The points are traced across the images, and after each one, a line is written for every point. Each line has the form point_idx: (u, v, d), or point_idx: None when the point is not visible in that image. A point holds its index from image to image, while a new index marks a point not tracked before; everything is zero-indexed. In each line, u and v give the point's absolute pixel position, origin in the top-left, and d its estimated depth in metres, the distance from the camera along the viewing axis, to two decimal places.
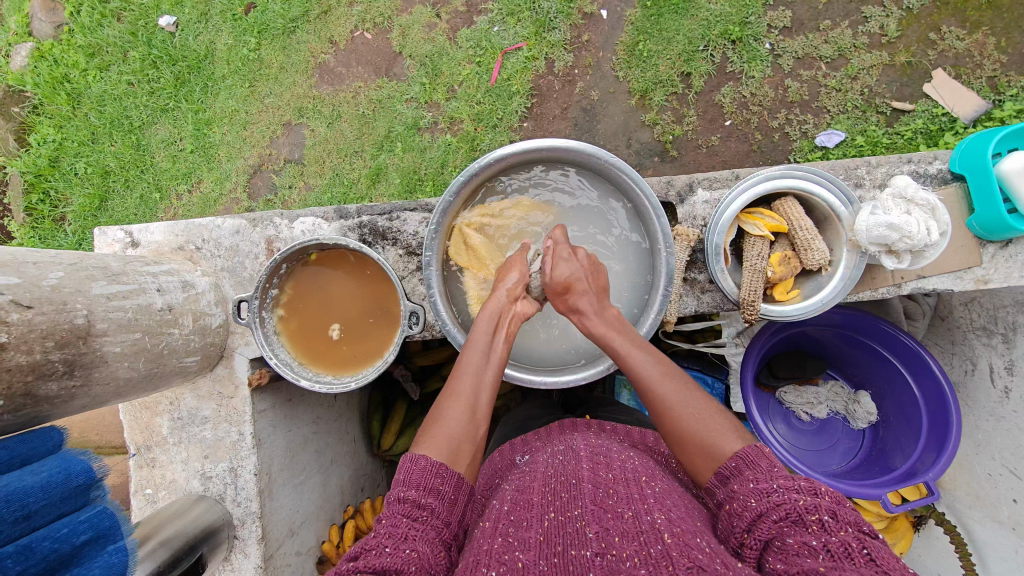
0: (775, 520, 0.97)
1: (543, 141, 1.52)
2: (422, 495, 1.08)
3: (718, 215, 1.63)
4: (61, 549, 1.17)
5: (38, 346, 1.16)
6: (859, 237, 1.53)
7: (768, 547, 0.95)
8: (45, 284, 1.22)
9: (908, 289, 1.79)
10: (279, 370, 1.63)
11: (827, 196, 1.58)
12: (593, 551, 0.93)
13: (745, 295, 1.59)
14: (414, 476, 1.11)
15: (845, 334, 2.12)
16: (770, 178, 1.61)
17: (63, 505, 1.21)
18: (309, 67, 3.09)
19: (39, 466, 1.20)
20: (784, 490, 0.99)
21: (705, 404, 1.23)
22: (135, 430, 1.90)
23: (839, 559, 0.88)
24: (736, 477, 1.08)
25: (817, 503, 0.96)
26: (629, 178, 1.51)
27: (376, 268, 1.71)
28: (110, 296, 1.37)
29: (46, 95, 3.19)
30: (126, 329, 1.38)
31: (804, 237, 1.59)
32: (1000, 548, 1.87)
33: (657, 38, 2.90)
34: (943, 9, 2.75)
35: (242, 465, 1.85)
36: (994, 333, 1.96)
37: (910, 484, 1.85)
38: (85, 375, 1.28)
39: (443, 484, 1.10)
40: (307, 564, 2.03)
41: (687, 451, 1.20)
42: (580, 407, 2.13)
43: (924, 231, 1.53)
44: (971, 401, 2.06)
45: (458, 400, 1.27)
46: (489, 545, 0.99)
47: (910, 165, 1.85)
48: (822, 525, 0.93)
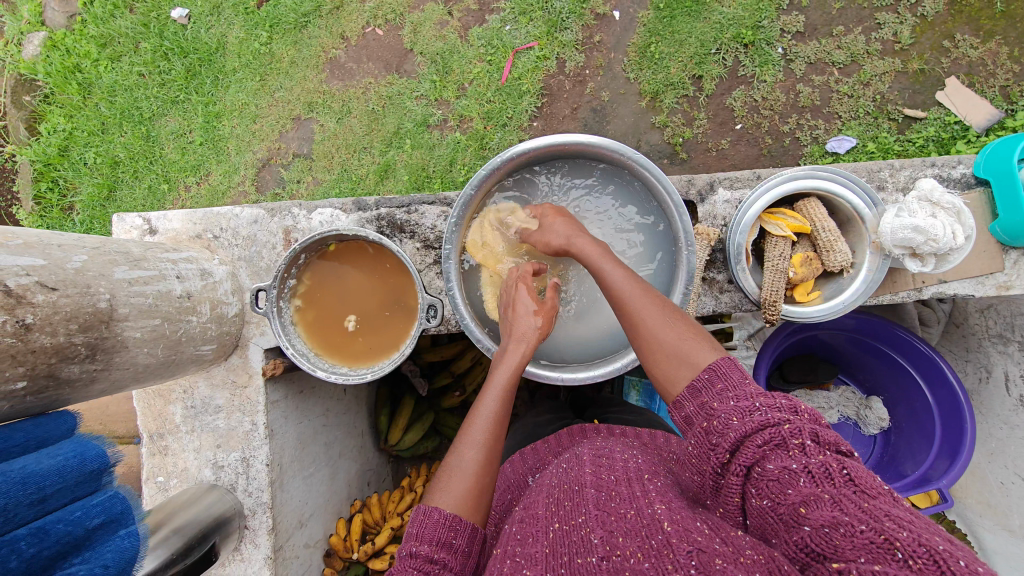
0: (759, 445, 0.93)
1: (566, 137, 1.51)
2: (435, 550, 1.05)
3: (741, 214, 1.62)
4: (75, 531, 1.17)
5: (62, 329, 1.16)
6: (884, 239, 1.53)
7: (750, 474, 0.93)
8: (69, 267, 1.23)
9: (929, 293, 1.78)
10: (295, 360, 1.62)
11: (851, 197, 1.57)
12: (598, 556, 0.92)
13: (767, 295, 1.58)
14: (427, 530, 1.07)
15: (859, 339, 2.11)
16: (794, 178, 1.60)
17: (77, 488, 1.21)
18: (320, 62, 3.10)
19: (54, 450, 1.19)
20: (767, 412, 0.95)
21: (681, 324, 1.22)
22: (148, 417, 1.90)
23: (820, 482, 0.86)
24: (708, 392, 1.06)
25: (799, 426, 0.93)
26: (652, 177, 1.50)
27: (395, 262, 1.71)
28: (132, 281, 1.37)
29: (57, 84, 3.20)
30: (146, 315, 1.38)
31: (827, 238, 1.58)
32: (1011, 556, 1.88)
33: (669, 40, 2.90)
34: (958, 17, 2.74)
35: (253, 455, 1.85)
36: (1010, 341, 1.94)
37: (922, 490, 1.85)
38: (106, 359, 1.27)
39: (456, 537, 1.08)
40: (315, 557, 2.03)
41: (660, 365, 1.18)
42: (589, 409, 2.13)
43: (949, 234, 1.51)
44: (985, 409, 2.05)
45: (475, 446, 1.24)
46: (499, 570, 0.97)
47: (934, 168, 1.85)
48: (804, 449, 0.90)
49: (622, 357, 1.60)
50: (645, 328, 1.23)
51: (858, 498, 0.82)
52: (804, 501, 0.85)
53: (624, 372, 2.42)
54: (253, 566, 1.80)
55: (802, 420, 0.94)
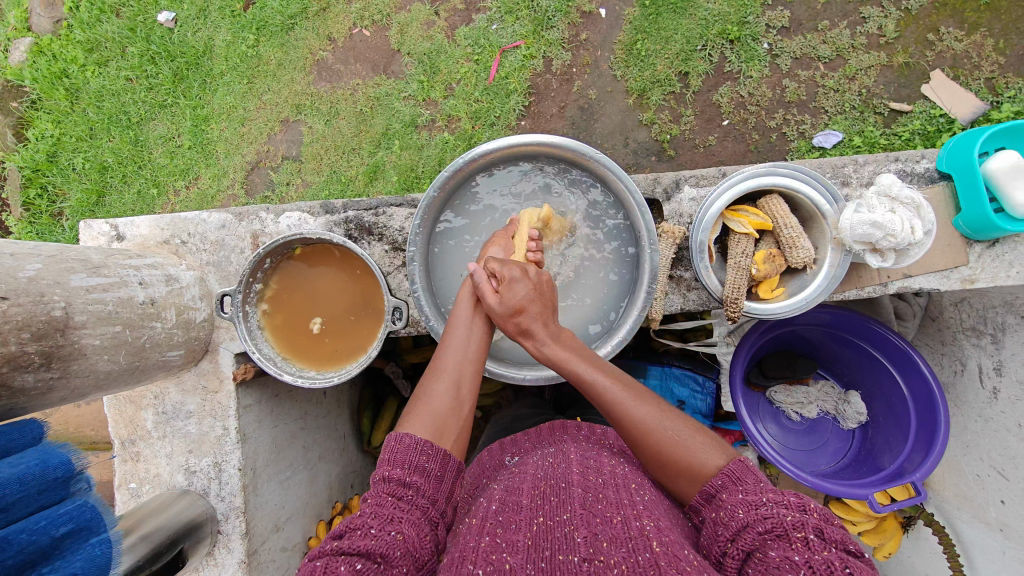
0: (760, 532, 0.96)
1: (525, 137, 1.50)
2: (408, 474, 1.08)
3: (703, 212, 1.62)
4: (40, 540, 1.16)
5: (14, 338, 1.16)
6: (844, 236, 1.53)
7: (749, 558, 0.95)
8: (21, 275, 1.22)
9: (894, 288, 1.79)
10: (261, 365, 1.62)
11: (813, 194, 1.58)
12: (581, 556, 0.93)
13: (729, 294, 1.58)
14: (399, 455, 1.11)
15: (835, 333, 2.11)
16: (755, 175, 1.60)
17: (42, 497, 1.22)
18: (307, 64, 3.09)
19: (17, 459, 1.21)
20: (772, 506, 0.98)
21: (679, 423, 1.20)
22: (119, 423, 1.90)
23: (819, 574, 0.86)
24: (720, 495, 1.07)
25: (804, 520, 0.95)
26: (612, 174, 1.50)
27: (365, 267, 1.70)
28: (90, 288, 1.37)
29: (44, 90, 3.19)
30: (105, 322, 1.38)
31: (789, 234, 1.59)
32: (989, 549, 1.88)
33: (655, 37, 2.89)
34: (942, 10, 2.74)
35: (226, 460, 1.85)
36: (983, 334, 1.95)
37: (899, 484, 1.85)
38: (62, 368, 1.27)
39: (429, 462, 1.11)
40: (293, 560, 2.03)
41: (666, 473, 1.17)
42: (571, 409, 2.14)
43: (907, 230, 1.51)
44: (960, 402, 2.06)
45: (443, 378, 1.27)
46: (476, 543, 0.98)
47: (896, 163, 1.84)
48: (806, 543, 0.92)
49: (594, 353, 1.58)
50: (643, 433, 1.19)
51: None
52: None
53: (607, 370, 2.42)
54: (227, 571, 1.81)
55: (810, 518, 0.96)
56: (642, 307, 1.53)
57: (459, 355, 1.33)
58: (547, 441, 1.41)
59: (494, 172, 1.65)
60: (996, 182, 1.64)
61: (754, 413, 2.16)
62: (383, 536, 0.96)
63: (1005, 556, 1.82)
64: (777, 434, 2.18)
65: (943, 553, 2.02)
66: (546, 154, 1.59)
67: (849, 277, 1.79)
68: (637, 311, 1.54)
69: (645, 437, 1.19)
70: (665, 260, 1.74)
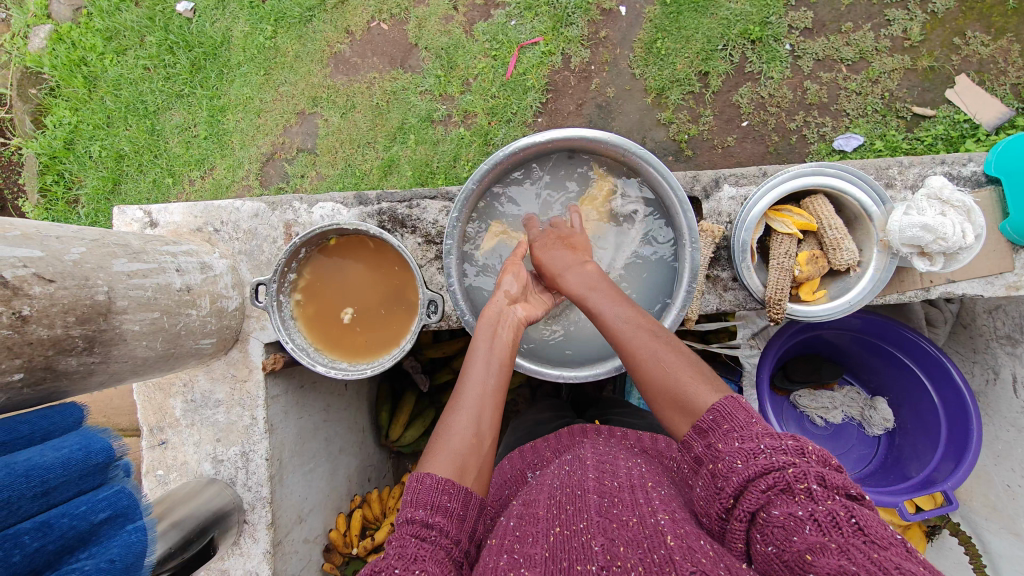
0: (764, 490, 0.94)
1: (561, 132, 1.49)
2: (431, 514, 1.04)
3: (746, 211, 1.61)
4: (79, 526, 1.17)
5: (60, 321, 1.16)
6: (892, 237, 1.51)
7: (755, 520, 0.93)
8: (67, 259, 1.22)
9: (937, 293, 1.76)
10: (295, 355, 1.63)
11: (860, 195, 1.56)
12: (599, 565, 0.91)
13: (772, 294, 1.57)
14: (421, 495, 1.06)
15: (863, 339, 2.09)
16: (800, 174, 1.58)
17: (83, 482, 1.21)
18: (324, 56, 3.09)
19: (60, 443, 1.20)
20: (771, 454, 0.96)
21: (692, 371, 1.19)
22: (148, 410, 1.91)
23: (828, 531, 0.86)
24: (714, 431, 1.05)
25: (806, 471, 0.93)
26: (654, 170, 1.47)
27: (403, 265, 1.70)
28: (131, 274, 1.37)
29: (62, 77, 3.20)
30: (145, 308, 1.38)
31: (834, 236, 1.57)
32: (1016, 560, 1.87)
33: (675, 36, 2.87)
34: (969, 14, 2.70)
35: (253, 449, 1.85)
36: (1018, 343, 1.92)
37: (927, 492, 1.82)
38: (103, 352, 1.27)
39: (451, 501, 1.06)
40: (314, 552, 2.04)
41: (661, 406, 1.18)
42: (590, 409, 2.13)
43: (959, 233, 1.48)
44: (992, 411, 2.03)
45: (463, 411, 1.24)
46: (494, 564, 0.96)
47: (943, 166, 1.82)
48: (810, 495, 0.91)
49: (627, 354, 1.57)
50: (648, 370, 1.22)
51: (868, 547, 0.81)
52: (809, 548, 0.85)
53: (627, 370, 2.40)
54: (252, 561, 1.81)
55: (808, 464, 0.95)
56: (682, 306, 1.50)
57: (477, 390, 1.28)
58: (567, 449, 1.39)
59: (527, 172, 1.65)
60: None
61: (779, 417, 2.14)
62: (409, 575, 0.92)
63: None
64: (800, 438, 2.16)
65: (968, 563, 2.00)
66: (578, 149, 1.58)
67: (890, 281, 1.77)
68: (677, 310, 1.51)
69: (650, 377, 1.22)
70: (703, 259, 1.73)
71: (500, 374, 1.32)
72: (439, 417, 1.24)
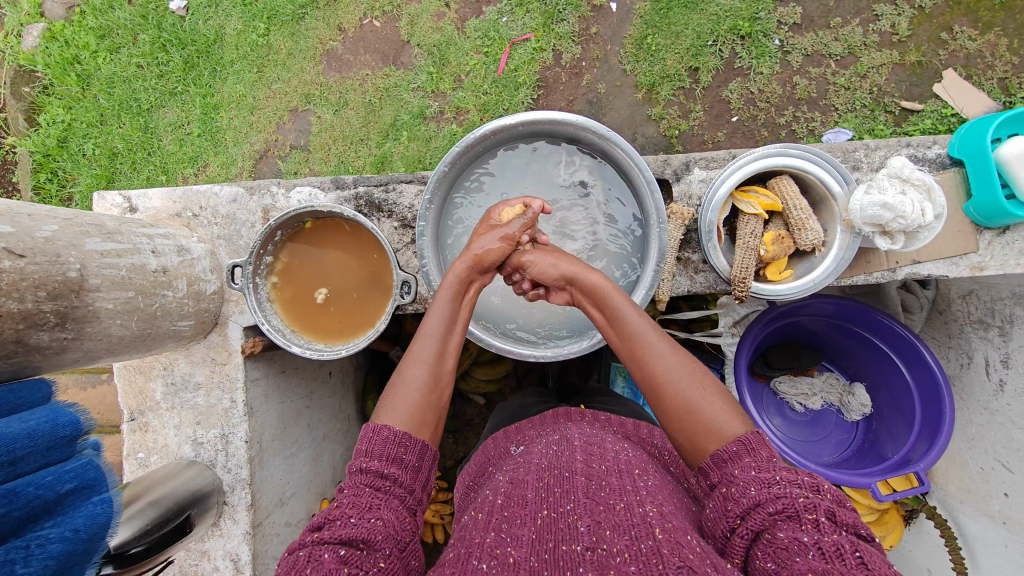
0: (771, 513, 0.97)
1: (530, 114, 1.50)
2: (385, 465, 1.10)
3: (712, 193, 1.63)
4: (45, 495, 1.16)
5: (31, 295, 1.17)
6: (854, 216, 1.53)
7: (758, 538, 0.96)
8: (39, 235, 1.24)
9: (903, 274, 1.78)
10: (271, 336, 1.64)
11: (822, 174, 1.58)
12: (584, 545, 0.93)
13: (737, 273, 1.59)
14: (376, 446, 1.12)
15: (838, 324, 2.10)
16: (765, 155, 1.61)
17: (49, 454, 1.19)
18: (317, 54, 3.10)
19: (26, 415, 1.18)
20: (785, 486, 0.99)
21: (709, 384, 1.21)
22: (129, 393, 1.92)
23: (831, 559, 0.88)
24: (733, 464, 1.07)
25: (816, 503, 0.96)
26: (622, 152, 1.50)
27: (382, 252, 1.71)
28: (105, 253, 1.38)
29: (56, 75, 3.20)
30: (119, 287, 1.40)
31: (798, 216, 1.59)
32: (992, 542, 1.89)
33: (665, 32, 2.89)
34: (955, 9, 2.72)
35: (233, 432, 1.87)
36: (991, 326, 1.95)
37: (901, 473, 1.84)
38: (77, 329, 1.29)
39: (406, 453, 1.13)
40: (297, 536, 2.06)
41: (680, 432, 1.18)
42: (576, 397, 2.16)
43: (918, 212, 1.49)
44: (965, 394, 2.05)
45: (421, 362, 1.26)
46: (482, 538, 0.99)
47: (908, 148, 1.84)
48: (817, 525, 0.93)
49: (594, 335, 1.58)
50: (665, 388, 1.21)
51: None
52: (810, 567, 0.87)
53: (610, 359, 2.43)
54: (232, 542, 1.83)
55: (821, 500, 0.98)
56: (649, 285, 1.53)
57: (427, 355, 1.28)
58: (550, 428, 1.40)
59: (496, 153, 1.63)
60: (1008, 168, 1.63)
61: (759, 404, 2.17)
62: (363, 523, 0.99)
63: (1007, 549, 1.84)
64: (781, 426, 2.18)
65: (944, 546, 2.02)
66: (549, 132, 1.59)
67: (857, 262, 1.78)
68: (645, 290, 1.53)
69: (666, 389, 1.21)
70: (673, 241, 1.75)
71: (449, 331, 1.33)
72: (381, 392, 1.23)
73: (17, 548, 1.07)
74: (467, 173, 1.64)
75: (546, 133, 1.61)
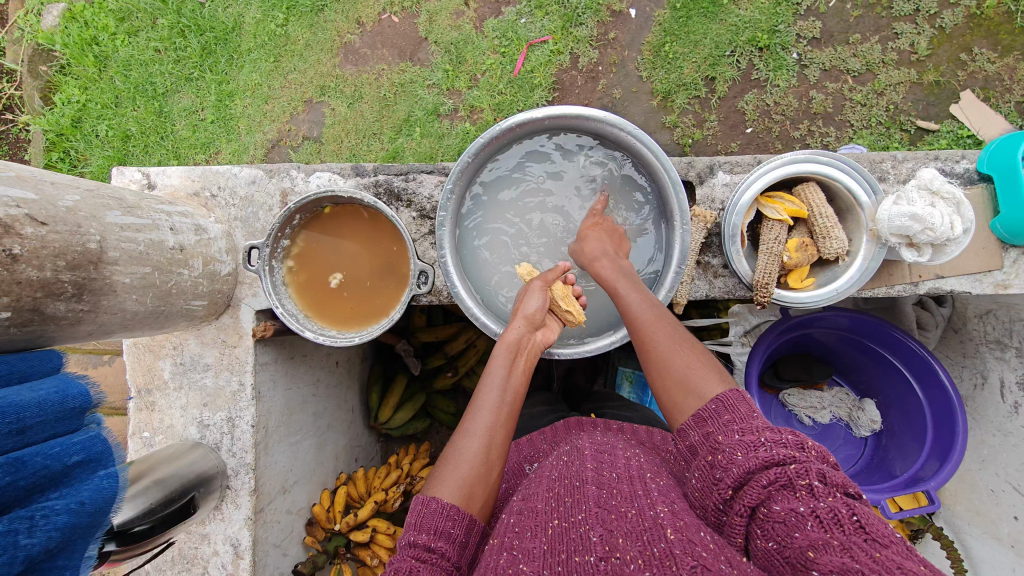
0: (764, 484, 0.94)
1: (558, 109, 1.49)
2: (432, 538, 1.06)
3: (737, 198, 1.62)
4: (52, 466, 1.14)
5: (49, 264, 1.16)
6: (881, 227, 1.53)
7: (755, 515, 0.94)
8: (61, 205, 1.23)
9: (925, 288, 1.76)
10: (284, 320, 1.64)
11: (850, 183, 1.57)
12: (596, 556, 0.92)
13: (759, 278, 1.59)
14: (425, 519, 1.08)
15: (851, 339, 2.09)
16: (794, 161, 1.60)
17: (57, 425, 1.18)
18: (334, 46, 3.10)
19: (36, 384, 1.17)
20: (771, 449, 0.97)
21: (686, 347, 1.25)
22: (137, 371, 1.91)
23: (829, 527, 0.86)
24: (714, 420, 1.08)
25: (807, 468, 0.94)
26: (648, 150, 1.49)
27: (401, 244, 1.71)
28: (124, 226, 1.38)
29: (73, 56, 3.21)
30: (136, 262, 1.39)
31: (823, 224, 1.58)
32: (999, 565, 1.88)
33: (684, 40, 2.88)
34: (976, 31, 2.72)
35: (239, 415, 1.86)
36: (1008, 347, 1.94)
37: (911, 491, 1.82)
38: (93, 301, 1.28)
39: (455, 527, 1.08)
40: (296, 524, 2.05)
41: (670, 394, 1.21)
42: (585, 403, 2.13)
43: (947, 224, 1.49)
44: (978, 415, 2.04)
45: (473, 434, 1.23)
46: (495, 561, 0.96)
47: (936, 162, 1.83)
48: (811, 491, 0.91)
49: (614, 335, 1.55)
50: (651, 349, 1.28)
51: (870, 547, 0.82)
52: (811, 544, 0.86)
53: (618, 363, 2.42)
54: (232, 526, 1.82)
55: (809, 459, 0.96)
56: (670, 287, 1.50)
57: (490, 416, 1.26)
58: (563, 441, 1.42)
59: (519, 148, 1.62)
60: None
61: (767, 415, 2.14)
62: None
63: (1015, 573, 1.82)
64: None
65: (949, 568, 1.99)
66: (574, 127, 1.57)
67: (879, 274, 1.77)
68: (665, 291, 1.51)
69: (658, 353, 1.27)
70: (693, 244, 1.74)
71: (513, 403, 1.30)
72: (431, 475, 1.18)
73: (20, 518, 1.06)
74: (488, 166, 1.63)
75: (571, 129, 1.59)
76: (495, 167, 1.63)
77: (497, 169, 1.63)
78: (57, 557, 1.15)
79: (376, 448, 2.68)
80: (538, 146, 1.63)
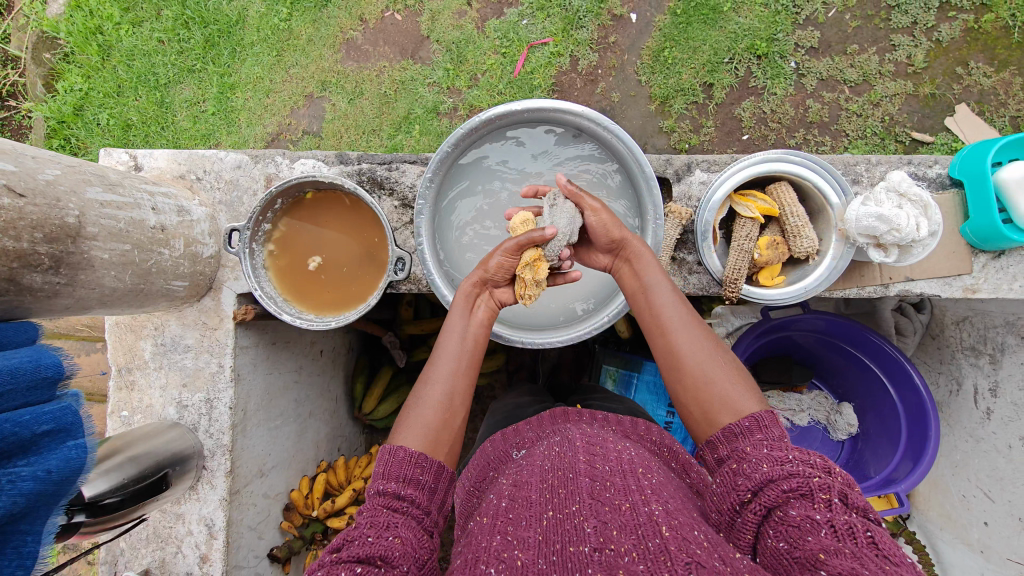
0: (784, 490, 0.97)
1: (538, 103, 1.51)
2: (401, 486, 1.11)
3: (710, 194, 1.64)
4: (21, 433, 1.15)
5: (27, 235, 1.18)
6: (849, 227, 1.54)
7: (770, 515, 0.97)
8: (40, 178, 1.25)
9: (895, 290, 1.79)
10: (262, 302, 1.65)
11: (821, 183, 1.59)
12: (591, 546, 0.92)
13: (728, 274, 1.61)
14: (392, 468, 1.14)
15: (828, 340, 2.12)
16: (767, 161, 1.62)
17: (29, 394, 1.20)
18: (336, 42, 3.12)
19: (11, 353, 1.18)
20: (798, 464, 1.00)
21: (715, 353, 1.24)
22: (118, 350, 1.92)
23: (842, 537, 0.88)
24: (746, 437, 1.10)
25: (830, 483, 0.96)
26: (626, 148, 1.51)
27: (382, 232, 1.73)
28: (104, 203, 1.40)
29: (77, 44, 3.22)
30: (116, 238, 1.41)
31: (794, 223, 1.60)
32: (968, 570, 1.90)
33: (683, 46, 2.90)
34: (973, 45, 2.74)
35: (217, 397, 1.87)
36: (981, 353, 1.95)
37: (882, 492, 1.86)
38: (70, 275, 1.30)
39: (423, 474, 1.15)
40: (273, 509, 2.06)
41: (697, 401, 1.20)
42: (571, 395, 2.15)
43: (913, 226, 1.50)
44: (952, 421, 2.06)
45: (435, 383, 1.28)
46: (488, 543, 0.98)
47: (909, 166, 1.85)
48: (829, 505, 0.93)
49: (586, 324, 1.60)
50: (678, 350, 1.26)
51: (879, 559, 0.83)
52: (822, 548, 0.86)
53: (603, 361, 2.46)
54: (207, 507, 1.83)
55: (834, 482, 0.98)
56: None
57: (451, 363, 1.31)
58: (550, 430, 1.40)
59: (501, 141, 1.64)
60: (1007, 192, 1.63)
61: None
62: (381, 541, 0.99)
63: None
64: None
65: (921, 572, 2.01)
66: (555, 120, 1.59)
67: (850, 274, 1.79)
68: None
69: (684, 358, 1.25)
70: (668, 240, 1.76)
71: (473, 351, 1.35)
72: (393, 426, 1.24)
73: None
74: (469, 155, 1.64)
75: (552, 122, 1.61)
76: (477, 156, 1.64)
77: (478, 159, 1.64)
78: (19, 522, 1.16)
79: (359, 438, 2.70)
80: (519, 138, 1.64)
